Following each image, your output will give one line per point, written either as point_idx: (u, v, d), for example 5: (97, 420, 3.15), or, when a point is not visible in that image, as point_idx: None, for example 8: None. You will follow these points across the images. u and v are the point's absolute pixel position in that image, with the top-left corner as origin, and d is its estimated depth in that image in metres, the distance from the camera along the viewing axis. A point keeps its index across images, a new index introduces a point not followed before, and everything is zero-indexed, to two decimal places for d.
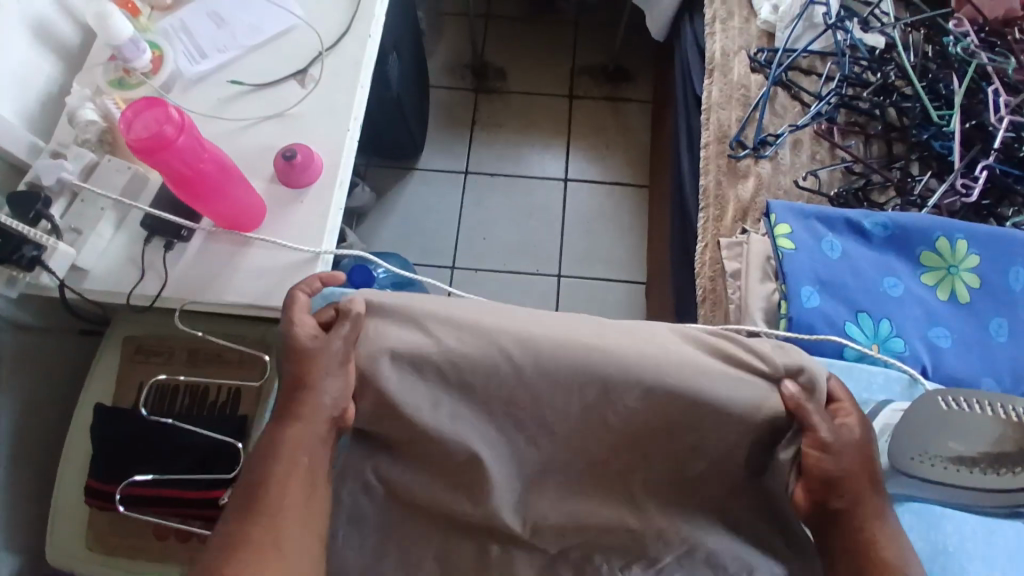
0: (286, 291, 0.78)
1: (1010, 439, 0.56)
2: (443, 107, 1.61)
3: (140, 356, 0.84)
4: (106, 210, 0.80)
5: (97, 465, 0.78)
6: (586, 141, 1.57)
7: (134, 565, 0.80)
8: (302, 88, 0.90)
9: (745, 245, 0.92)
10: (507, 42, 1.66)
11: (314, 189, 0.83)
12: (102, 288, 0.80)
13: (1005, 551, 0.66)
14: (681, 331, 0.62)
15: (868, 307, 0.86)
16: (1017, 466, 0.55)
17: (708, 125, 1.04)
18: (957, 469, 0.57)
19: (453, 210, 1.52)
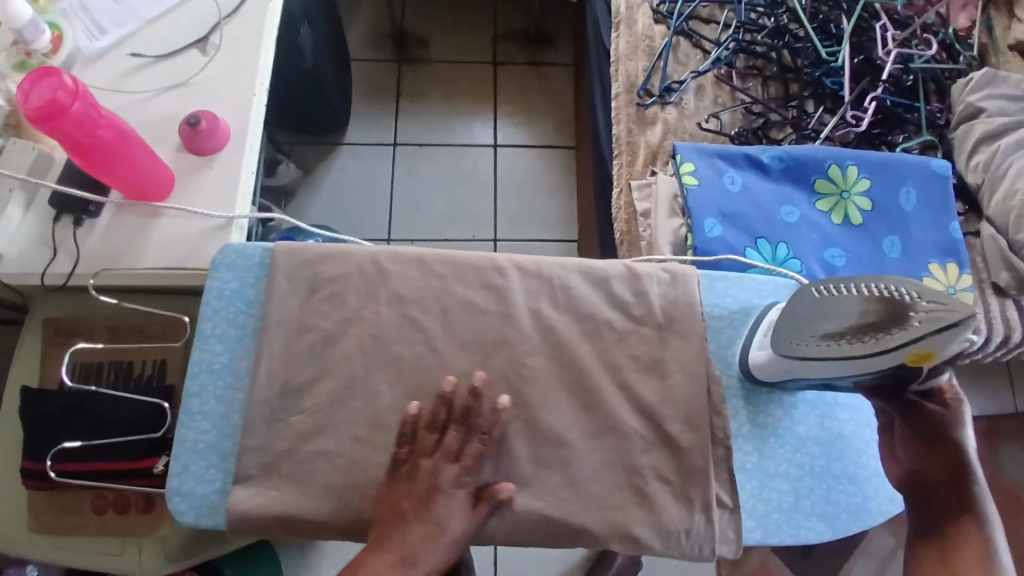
0: (201, 256, 0.79)
1: (872, 311, 0.61)
2: (367, 80, 1.60)
3: (60, 337, 0.83)
4: (13, 190, 0.79)
5: (26, 444, 0.78)
6: (513, 106, 1.60)
7: (73, 543, 0.81)
8: (203, 55, 0.90)
9: (653, 185, 0.97)
10: (427, 12, 1.67)
11: (226, 154, 0.84)
12: (17, 272, 0.80)
13: None
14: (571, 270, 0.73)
15: (767, 234, 0.93)
16: (883, 332, 0.60)
17: (618, 77, 1.09)
18: (831, 345, 0.63)
19: (385, 182, 1.53)
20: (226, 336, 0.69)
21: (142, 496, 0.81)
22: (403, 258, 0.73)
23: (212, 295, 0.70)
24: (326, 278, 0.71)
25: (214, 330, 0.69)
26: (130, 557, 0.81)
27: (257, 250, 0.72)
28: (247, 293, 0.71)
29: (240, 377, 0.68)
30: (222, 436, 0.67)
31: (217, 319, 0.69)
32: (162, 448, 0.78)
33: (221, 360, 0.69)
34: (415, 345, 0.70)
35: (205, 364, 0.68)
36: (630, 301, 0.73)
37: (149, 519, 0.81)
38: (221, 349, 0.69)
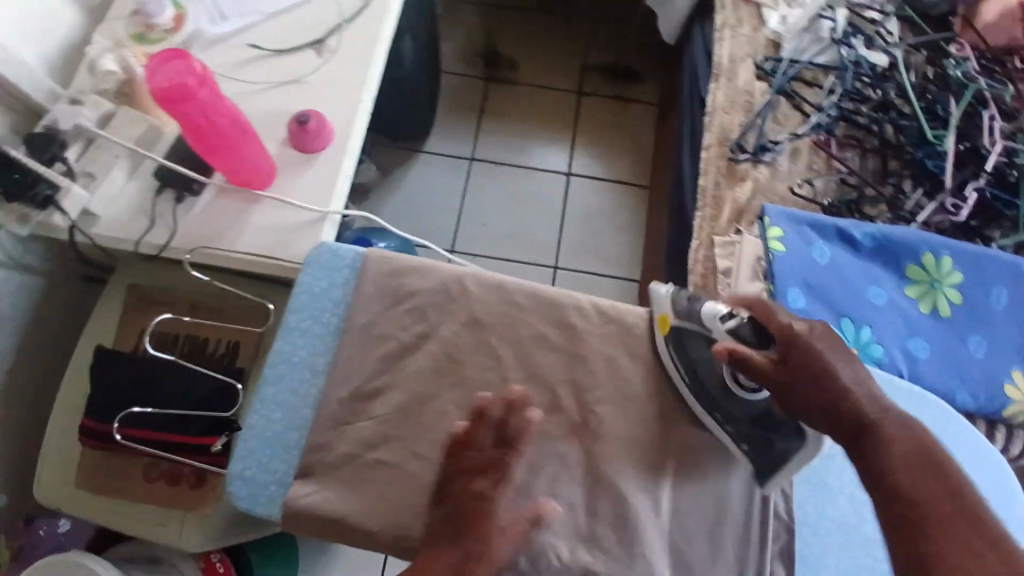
0: (292, 250, 0.83)
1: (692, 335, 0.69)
2: (453, 93, 1.64)
3: (142, 304, 0.86)
4: (120, 157, 0.83)
5: (92, 404, 0.80)
6: (591, 137, 1.60)
7: (117, 506, 0.82)
8: (318, 57, 0.93)
9: (738, 245, 0.95)
10: (521, 34, 1.69)
11: (326, 155, 0.88)
12: (110, 235, 0.82)
13: None
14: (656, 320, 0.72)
15: (851, 313, 0.90)
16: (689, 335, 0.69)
17: (712, 128, 1.07)
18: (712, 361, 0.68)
19: (456, 194, 1.55)
20: (312, 330, 0.71)
21: (193, 472, 0.82)
22: (489, 283, 0.73)
23: (303, 290, 0.73)
24: (412, 293, 0.72)
25: (298, 324, 0.71)
26: (170, 530, 0.82)
27: (350, 252, 0.75)
28: (336, 293, 0.73)
29: (314, 373, 0.70)
30: (287, 426, 0.68)
31: (304, 313, 0.72)
32: (224, 428, 0.80)
33: (300, 354, 0.71)
34: (486, 370, 0.70)
35: (285, 355, 0.70)
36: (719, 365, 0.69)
37: (196, 496, 0.82)
38: (304, 344, 0.71)
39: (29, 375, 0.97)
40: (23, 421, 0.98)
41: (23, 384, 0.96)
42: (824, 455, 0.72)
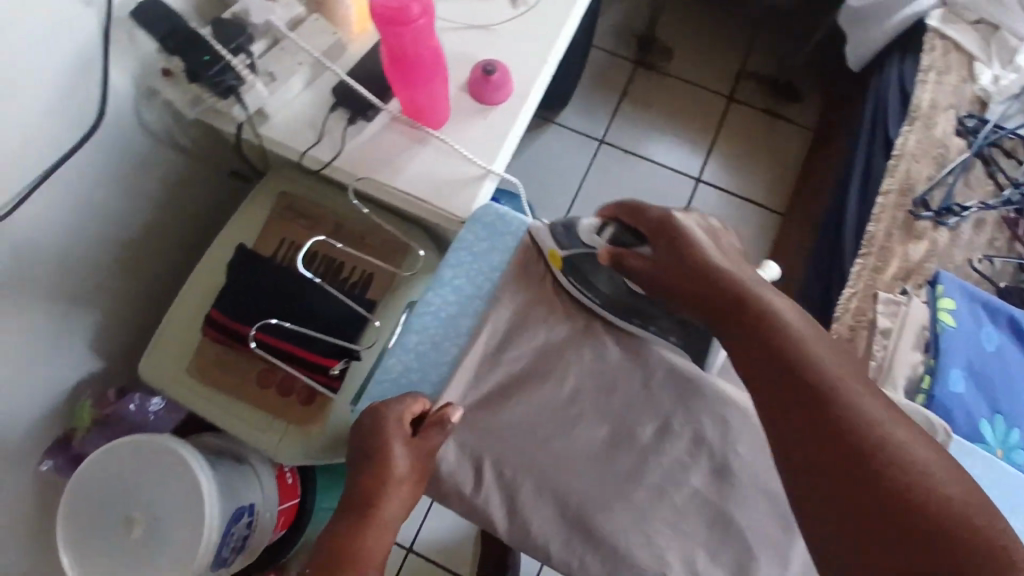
0: (448, 199, 0.80)
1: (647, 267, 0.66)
2: (599, 69, 1.58)
3: (288, 215, 0.88)
4: (304, 65, 0.82)
5: (225, 301, 0.83)
6: (731, 147, 1.51)
7: (225, 402, 0.84)
8: (511, 9, 0.88)
9: (904, 307, 0.89)
10: (684, 23, 1.60)
11: (502, 109, 0.84)
12: (278, 138, 0.83)
13: None
14: None
15: (1007, 411, 0.82)
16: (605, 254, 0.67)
17: (895, 173, 1.00)
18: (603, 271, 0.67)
19: (578, 172, 1.50)
20: (462, 290, 0.69)
21: (305, 389, 0.84)
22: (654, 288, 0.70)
23: (463, 247, 0.70)
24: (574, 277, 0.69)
25: (452, 280, 0.69)
26: (271, 437, 0.83)
27: (517, 220, 0.71)
28: (495, 259, 0.70)
29: (459, 333, 0.68)
30: (422, 380, 0.67)
31: (460, 271, 0.69)
32: (343, 355, 0.82)
33: (447, 310, 0.69)
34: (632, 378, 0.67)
35: (433, 309, 0.68)
36: None
37: (304, 412, 0.83)
38: (454, 302, 0.69)
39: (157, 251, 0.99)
40: (140, 293, 1.00)
41: (149, 259, 0.99)
42: None
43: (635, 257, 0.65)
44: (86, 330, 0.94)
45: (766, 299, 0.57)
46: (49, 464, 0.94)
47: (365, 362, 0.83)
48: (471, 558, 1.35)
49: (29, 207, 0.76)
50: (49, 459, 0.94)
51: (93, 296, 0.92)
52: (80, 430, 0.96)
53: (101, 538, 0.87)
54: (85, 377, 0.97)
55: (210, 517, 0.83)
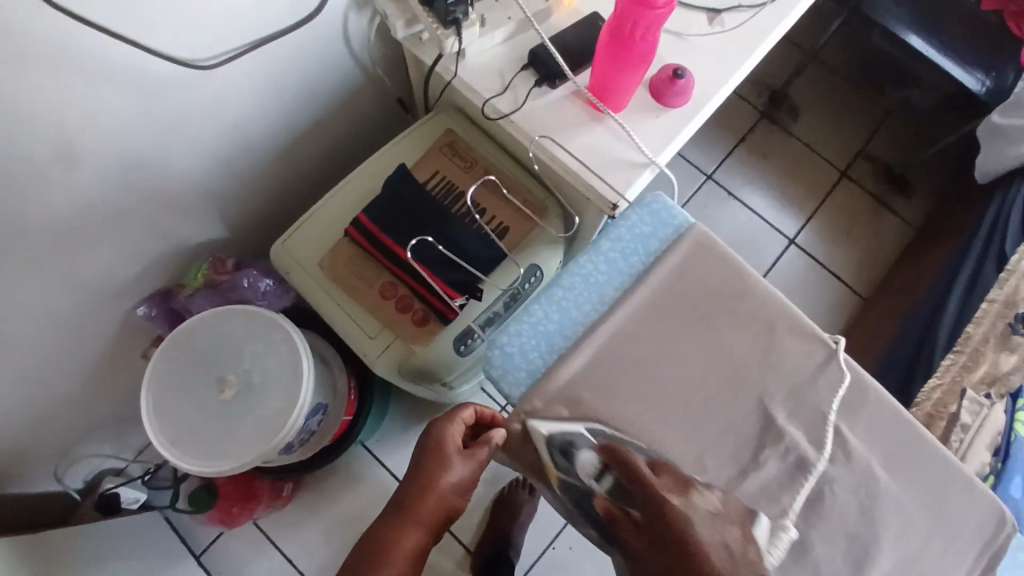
0: (610, 178, 0.85)
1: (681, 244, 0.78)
2: (725, 110, 1.63)
3: (447, 150, 0.92)
4: (512, 20, 0.87)
5: (375, 210, 0.86)
6: (832, 221, 1.55)
7: (343, 301, 0.88)
8: (708, 25, 0.94)
9: (987, 410, 0.91)
10: (817, 92, 1.66)
11: (677, 113, 0.89)
12: (468, 80, 0.88)
13: None
14: (942, 453, 0.72)
15: None
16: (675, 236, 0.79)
17: (1005, 285, 1.03)
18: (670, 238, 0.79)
19: (678, 200, 1.56)
20: (613, 263, 0.78)
21: (421, 310, 0.87)
22: (799, 314, 0.75)
23: (626, 227, 0.80)
24: (724, 286, 0.76)
25: (607, 252, 0.79)
26: (374, 347, 0.88)
27: (681, 218, 0.80)
28: (648, 244, 0.79)
29: (602, 301, 0.77)
30: (559, 329, 0.76)
31: (617, 246, 0.79)
32: (467, 291, 0.86)
33: (598, 277, 0.78)
34: (728, 384, 0.72)
35: (585, 271, 0.78)
36: (985, 525, 0.70)
37: (414, 331, 0.86)
38: (605, 271, 0.78)
39: (304, 148, 1.04)
40: (280, 185, 1.06)
41: (297, 156, 1.04)
42: None
43: (696, 249, 0.77)
44: (226, 199, 0.99)
45: (786, 350, 0.73)
46: (145, 310, 0.99)
47: (481, 305, 0.88)
48: (476, 527, 1.38)
49: (230, 69, 0.82)
50: (145, 305, 0.99)
51: (244, 171, 0.98)
52: (189, 287, 1.02)
53: (183, 395, 0.90)
54: (206, 242, 1.03)
55: (303, 404, 0.85)
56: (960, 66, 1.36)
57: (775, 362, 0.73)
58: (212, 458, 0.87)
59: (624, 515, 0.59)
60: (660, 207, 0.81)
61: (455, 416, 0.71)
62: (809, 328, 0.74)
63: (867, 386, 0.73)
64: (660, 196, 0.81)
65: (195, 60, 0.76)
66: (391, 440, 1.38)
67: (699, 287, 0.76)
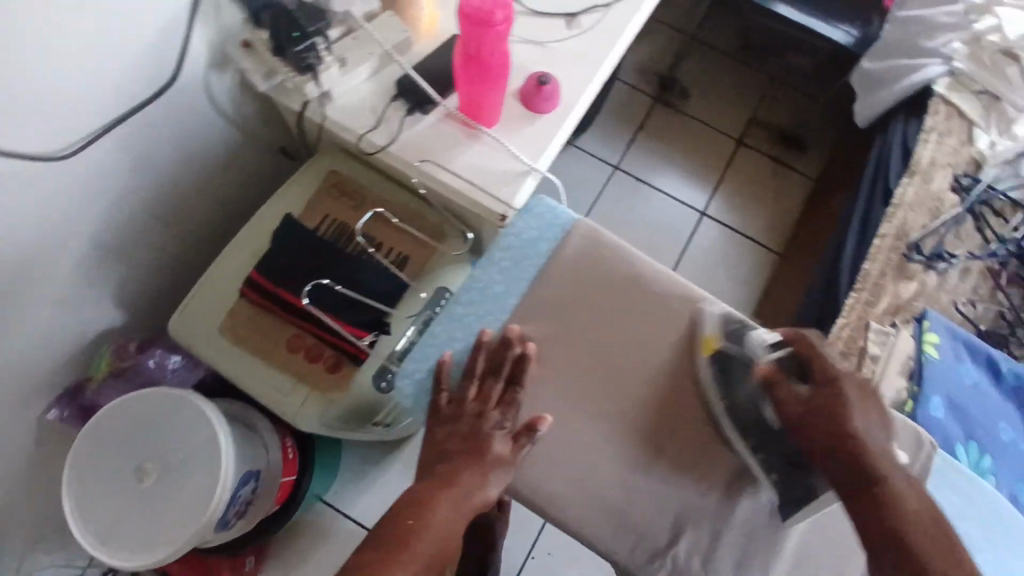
0: (495, 191, 0.86)
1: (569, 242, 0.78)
2: (620, 101, 1.68)
3: (335, 192, 0.92)
4: (373, 56, 0.87)
5: (266, 265, 0.85)
6: (737, 188, 1.61)
7: (253, 361, 0.87)
8: (567, 29, 0.97)
9: (892, 338, 0.97)
10: (702, 70, 1.72)
11: (549, 118, 0.91)
12: (340, 120, 0.88)
13: None
14: None
15: (980, 439, 0.91)
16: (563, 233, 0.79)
17: (893, 219, 1.08)
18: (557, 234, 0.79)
19: (591, 194, 1.59)
20: (508, 270, 0.77)
21: (333, 357, 0.87)
22: (689, 285, 0.77)
23: (515, 233, 0.79)
24: (617, 273, 0.77)
25: (500, 261, 0.77)
26: (293, 402, 0.86)
27: (565, 215, 0.80)
28: (539, 246, 0.78)
29: (504, 312, 0.74)
30: (466, 346, 0.73)
31: (508, 254, 0.77)
32: (375, 328, 0.86)
33: (496, 287, 0.76)
34: (641, 368, 0.72)
35: (483, 284, 0.76)
36: (903, 451, 0.73)
37: (328, 380, 0.86)
38: (501, 279, 0.76)
39: (193, 215, 1.02)
40: (176, 255, 1.04)
41: (188, 222, 1.02)
42: None
43: (585, 243, 0.78)
44: (120, 281, 0.96)
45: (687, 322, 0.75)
46: (56, 414, 0.95)
47: (394, 337, 0.86)
48: None
49: (95, 151, 0.80)
50: (56, 408, 0.95)
51: (134, 249, 0.95)
52: (95, 379, 0.98)
53: (105, 493, 0.86)
54: (108, 327, 0.99)
55: (227, 471, 0.84)
56: (826, 22, 1.42)
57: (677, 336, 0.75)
58: (145, 550, 0.83)
59: (793, 392, 0.65)
60: (543, 205, 0.80)
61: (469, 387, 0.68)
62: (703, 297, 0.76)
63: None
64: (541, 198, 0.82)
65: (51, 152, 0.74)
66: (349, 488, 1.35)
67: (594, 279, 0.76)
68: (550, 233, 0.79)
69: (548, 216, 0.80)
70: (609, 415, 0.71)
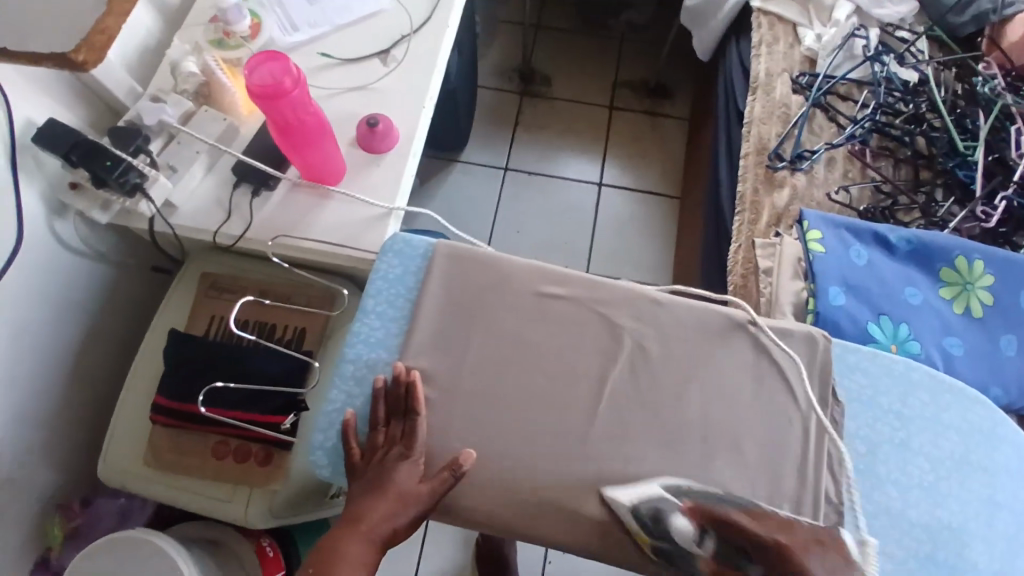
0: (360, 241, 0.87)
1: (433, 266, 0.79)
2: (489, 106, 1.70)
3: (213, 292, 0.92)
4: (201, 153, 0.89)
5: (165, 385, 0.85)
6: (623, 151, 1.65)
7: (186, 482, 0.86)
8: (384, 66, 0.99)
9: (778, 247, 1.00)
10: (555, 52, 1.76)
11: (393, 155, 0.93)
12: (190, 225, 0.88)
13: (1006, 536, 0.75)
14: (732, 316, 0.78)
15: (889, 311, 0.94)
16: (426, 261, 0.80)
17: (750, 138, 1.13)
18: (421, 263, 0.80)
19: (490, 202, 1.60)
20: (386, 313, 0.78)
21: (262, 450, 0.86)
22: (558, 270, 0.80)
23: (380, 277, 0.80)
24: (488, 281, 0.79)
25: (374, 307, 0.78)
26: (238, 506, 0.86)
27: (424, 244, 0.81)
28: (408, 280, 0.79)
29: (391, 352, 0.76)
30: (366, 400, 0.74)
31: (380, 299, 0.78)
32: (293, 408, 0.85)
33: (377, 333, 0.77)
34: (533, 362, 0.75)
35: (363, 335, 0.77)
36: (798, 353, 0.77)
37: (263, 473, 0.86)
38: (380, 325, 0.77)
39: (92, 359, 1.02)
40: (89, 403, 1.03)
41: (87, 368, 1.02)
42: (873, 447, 0.75)
43: (449, 263, 0.79)
44: (37, 450, 0.95)
45: (565, 305, 0.78)
46: None
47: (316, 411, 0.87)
48: None
49: None
50: None
51: (40, 414, 0.94)
52: (56, 547, 0.98)
53: None
54: (44, 497, 0.98)
55: None
56: None
57: (561, 321, 0.77)
58: None
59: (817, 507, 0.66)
60: (399, 241, 0.81)
61: (375, 422, 0.71)
62: (574, 277, 0.79)
63: (649, 294, 0.79)
64: (395, 235, 0.83)
65: None
66: None
67: (467, 294, 0.78)
68: (414, 265, 0.80)
69: (409, 249, 0.81)
70: (522, 417, 0.72)
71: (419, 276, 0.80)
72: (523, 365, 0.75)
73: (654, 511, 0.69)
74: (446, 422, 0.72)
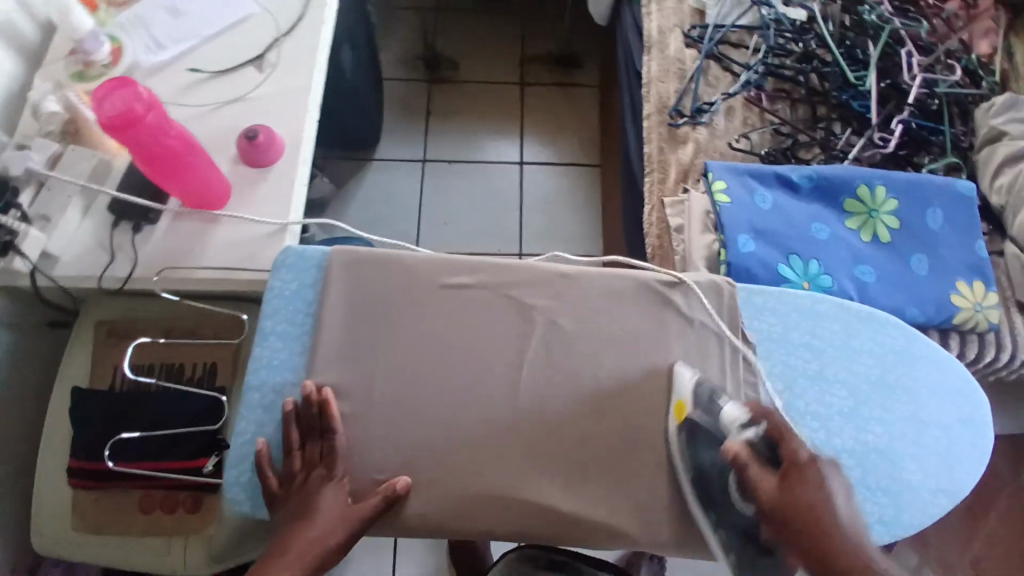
0: (256, 262, 0.84)
1: (329, 276, 0.76)
2: (398, 98, 1.66)
3: (113, 339, 0.88)
4: (74, 196, 0.84)
5: (78, 444, 0.83)
6: (540, 126, 1.64)
7: (116, 540, 0.83)
8: (259, 73, 0.95)
9: (686, 203, 1.01)
10: (458, 35, 1.73)
11: (280, 167, 0.89)
12: (72, 273, 0.83)
13: (934, 451, 0.77)
14: (638, 278, 0.78)
15: (799, 250, 0.95)
16: (321, 272, 0.77)
17: (649, 98, 1.12)
18: (317, 273, 0.77)
19: (414, 196, 1.57)
20: (288, 332, 0.75)
21: (190, 496, 0.84)
22: (460, 257, 0.78)
23: (275, 296, 0.76)
24: (388, 282, 0.76)
25: (274, 328, 0.75)
26: (174, 557, 0.83)
27: (316, 253, 0.78)
28: (306, 294, 0.77)
29: (298, 372, 0.74)
30: (278, 425, 0.72)
31: (278, 319, 0.76)
32: (213, 449, 0.83)
33: (281, 354, 0.74)
34: (445, 358, 0.74)
35: (266, 358, 0.74)
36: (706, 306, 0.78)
37: (196, 517, 0.84)
38: (283, 346, 0.75)
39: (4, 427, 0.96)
40: (8, 473, 0.98)
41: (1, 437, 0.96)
42: (789, 384, 0.77)
43: (346, 269, 0.77)
44: None
45: (470, 294, 0.76)
46: None
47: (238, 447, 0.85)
48: None
49: None
50: None
51: None
52: None
53: None
54: None
55: None
56: None
57: (468, 312, 0.76)
58: None
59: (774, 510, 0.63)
60: (289, 253, 0.78)
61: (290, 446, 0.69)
62: (476, 263, 0.77)
63: (554, 270, 0.77)
64: (287, 248, 0.79)
65: None
66: None
67: (368, 300, 0.75)
68: (310, 277, 0.77)
69: (302, 261, 0.78)
70: (443, 416, 0.71)
71: (316, 288, 0.77)
72: (437, 363, 0.73)
73: (587, 488, 0.70)
74: (367, 434, 0.70)
